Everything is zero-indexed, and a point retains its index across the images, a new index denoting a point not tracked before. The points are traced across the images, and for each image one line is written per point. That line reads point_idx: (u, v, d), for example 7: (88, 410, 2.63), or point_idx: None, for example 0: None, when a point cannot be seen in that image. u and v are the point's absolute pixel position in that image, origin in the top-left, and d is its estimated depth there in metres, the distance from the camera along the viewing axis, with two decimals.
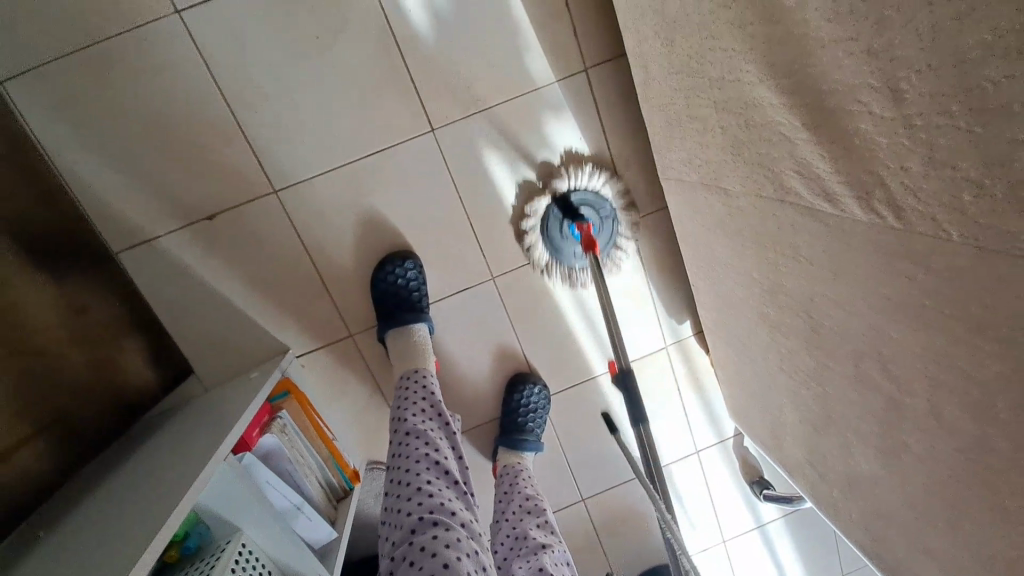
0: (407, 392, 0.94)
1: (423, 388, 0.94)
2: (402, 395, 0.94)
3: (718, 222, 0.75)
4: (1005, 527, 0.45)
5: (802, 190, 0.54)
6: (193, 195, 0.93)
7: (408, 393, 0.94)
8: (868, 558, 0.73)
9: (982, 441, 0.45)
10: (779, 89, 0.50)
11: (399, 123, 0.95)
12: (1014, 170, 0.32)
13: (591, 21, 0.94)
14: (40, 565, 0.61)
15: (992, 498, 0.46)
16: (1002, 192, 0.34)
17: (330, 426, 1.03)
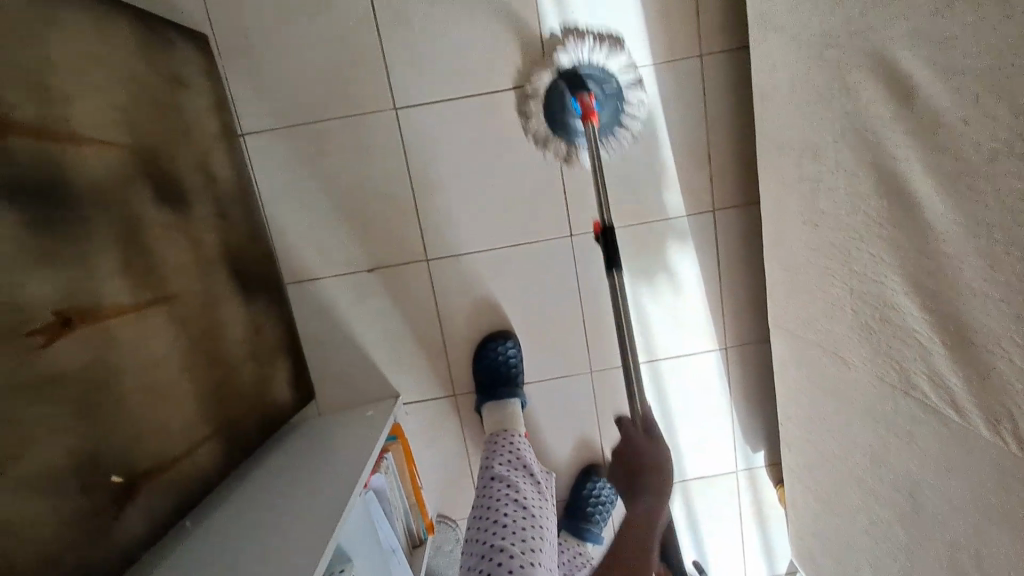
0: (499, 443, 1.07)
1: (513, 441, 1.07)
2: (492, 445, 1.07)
3: (829, 382, 0.83)
4: None
5: (925, 386, 0.64)
6: (360, 251, 1.09)
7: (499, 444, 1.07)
8: None
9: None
10: (922, 307, 0.61)
11: (545, 225, 1.09)
12: None
13: (730, 172, 1.07)
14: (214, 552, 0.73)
15: None
16: None
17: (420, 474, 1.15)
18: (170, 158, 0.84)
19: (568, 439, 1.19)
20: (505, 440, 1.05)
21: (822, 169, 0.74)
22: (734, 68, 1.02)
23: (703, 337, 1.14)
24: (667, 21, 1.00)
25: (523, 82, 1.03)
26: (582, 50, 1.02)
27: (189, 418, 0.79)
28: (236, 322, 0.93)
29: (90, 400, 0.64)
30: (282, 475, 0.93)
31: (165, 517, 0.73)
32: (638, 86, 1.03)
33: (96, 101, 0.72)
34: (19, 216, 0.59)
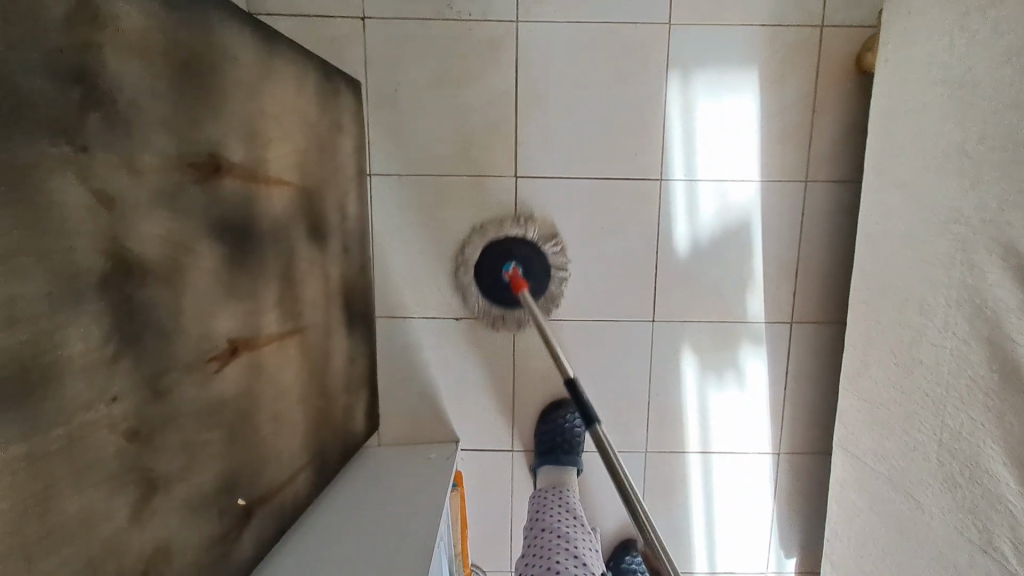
0: (547, 500, 1.06)
1: (562, 500, 1.05)
2: (541, 501, 1.05)
3: (894, 519, 0.88)
4: None
5: (1012, 556, 0.67)
6: (453, 299, 1.15)
7: (547, 501, 1.05)
8: None
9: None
10: (1020, 481, 0.65)
11: (631, 307, 1.15)
12: None
13: (812, 290, 1.13)
14: None
15: None
16: None
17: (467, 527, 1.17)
18: (319, 198, 0.91)
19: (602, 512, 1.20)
20: (555, 497, 1.05)
21: (925, 325, 0.81)
22: (834, 199, 1.10)
23: (759, 440, 1.19)
24: (780, 147, 1.08)
25: (639, 174, 1.10)
26: (697, 157, 1.09)
27: (297, 443, 0.83)
28: (339, 351, 0.98)
29: (237, 427, 0.68)
30: (353, 505, 0.97)
31: (269, 542, 0.76)
32: (741, 198, 1.10)
33: (281, 146, 0.78)
34: (220, 252, 0.65)
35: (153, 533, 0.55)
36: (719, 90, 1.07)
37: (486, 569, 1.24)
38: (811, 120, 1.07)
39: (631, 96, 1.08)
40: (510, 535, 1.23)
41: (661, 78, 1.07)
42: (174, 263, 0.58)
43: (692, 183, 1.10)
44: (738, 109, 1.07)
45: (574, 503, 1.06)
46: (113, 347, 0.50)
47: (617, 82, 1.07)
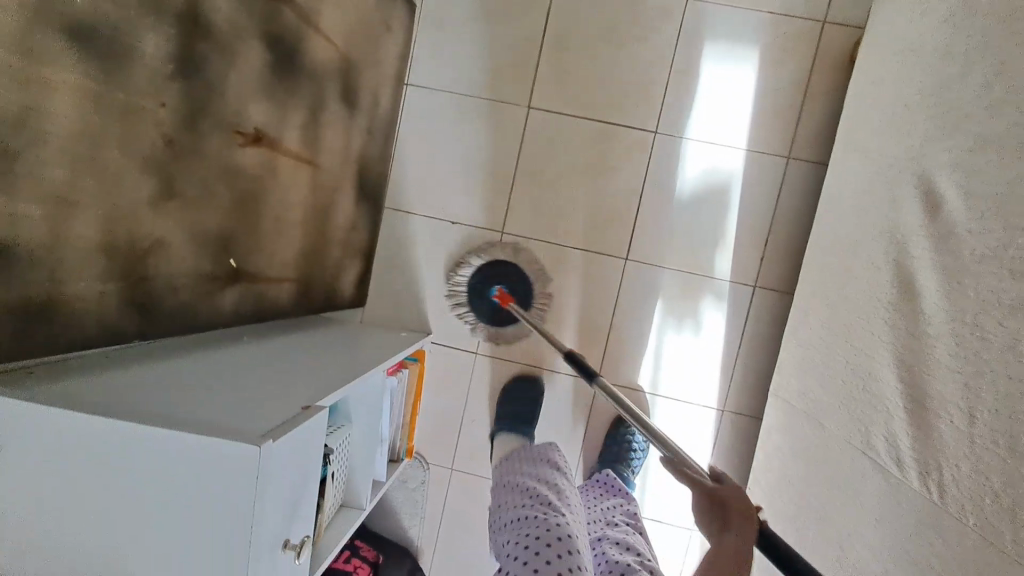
0: (532, 457, 1.00)
1: (544, 454, 0.99)
2: (528, 458, 1.00)
3: (806, 449, 0.93)
4: None
5: (882, 450, 0.72)
6: (454, 205, 1.29)
7: (532, 458, 1.00)
8: None
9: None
10: (899, 377, 0.71)
11: (610, 244, 1.26)
12: None
13: (778, 260, 1.22)
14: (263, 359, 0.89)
15: None
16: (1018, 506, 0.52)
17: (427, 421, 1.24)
18: (358, 71, 1.08)
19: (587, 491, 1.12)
20: (534, 451, 1.00)
21: (854, 262, 0.89)
22: (811, 179, 1.19)
23: (707, 394, 1.25)
24: (771, 122, 1.19)
25: (638, 124, 1.23)
26: (693, 118, 1.21)
27: (287, 254, 0.97)
28: (345, 210, 1.14)
29: (244, 200, 0.83)
30: (325, 340, 1.10)
31: (246, 318, 0.90)
32: (728, 162, 1.21)
33: (334, 10, 0.96)
34: (265, 56, 0.81)
35: (160, 228, 0.69)
36: (724, 62, 1.19)
37: (428, 462, 1.32)
38: (802, 102, 1.18)
39: (643, 55, 1.21)
40: (458, 434, 1.32)
41: (674, 43, 1.20)
42: (229, 40, 0.74)
43: (684, 141, 1.22)
44: (737, 82, 1.19)
45: (553, 458, 0.99)
46: (172, 67, 0.66)
47: (635, 41, 1.21)
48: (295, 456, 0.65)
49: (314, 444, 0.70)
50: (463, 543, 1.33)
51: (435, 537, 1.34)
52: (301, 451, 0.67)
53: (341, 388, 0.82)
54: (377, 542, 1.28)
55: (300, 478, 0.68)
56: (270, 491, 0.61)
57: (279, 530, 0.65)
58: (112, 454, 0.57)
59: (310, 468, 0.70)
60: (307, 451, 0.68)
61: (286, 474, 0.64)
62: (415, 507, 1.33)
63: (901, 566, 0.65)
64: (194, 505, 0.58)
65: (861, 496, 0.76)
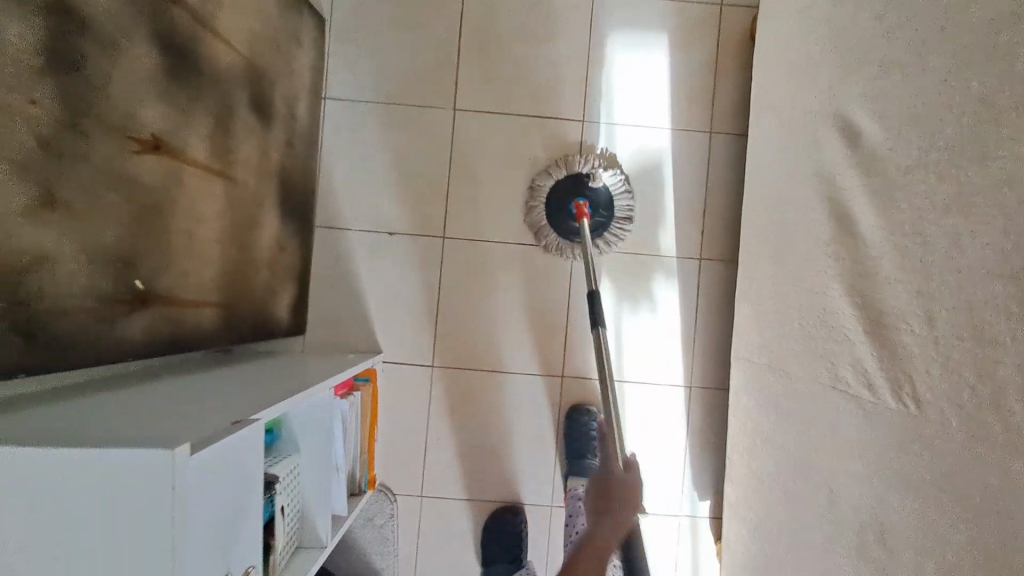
0: None
1: None
2: None
3: (774, 400, 0.92)
4: None
5: (850, 378, 0.72)
6: (389, 214, 1.24)
7: None
8: None
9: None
10: (853, 304, 0.72)
11: (555, 235, 1.25)
12: (994, 378, 0.51)
13: (718, 230, 1.24)
14: (188, 389, 0.78)
15: None
16: (987, 393, 0.52)
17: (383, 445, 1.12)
18: (267, 83, 1.02)
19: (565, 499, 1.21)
20: None
21: (789, 209, 0.91)
22: (734, 149, 1.24)
23: (671, 373, 1.25)
24: (689, 99, 1.24)
25: (566, 114, 1.24)
26: (616, 103, 1.24)
27: (206, 275, 0.88)
28: (270, 228, 1.05)
29: (147, 214, 0.74)
30: (261, 369, 0.99)
31: (162, 347, 0.79)
32: (656, 141, 1.24)
33: (232, 15, 0.91)
34: (156, 57, 0.75)
35: (39, 241, 0.60)
36: (639, 48, 1.23)
37: (395, 492, 1.22)
38: (714, 79, 1.24)
39: (561, 48, 1.23)
40: (424, 455, 1.23)
41: (587, 35, 1.23)
42: (110, 37, 0.67)
43: (611, 126, 1.24)
44: (652, 66, 1.24)
45: None
46: (42, 63, 0.59)
47: (551, 35, 1.23)
48: (223, 469, 0.56)
49: (249, 458, 0.61)
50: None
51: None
52: (231, 465, 0.57)
53: (286, 400, 0.73)
54: None
55: (233, 497, 0.58)
56: (193, 509, 0.51)
57: (209, 558, 0.55)
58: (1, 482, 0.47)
59: (247, 488, 0.61)
60: (240, 467, 0.59)
61: (212, 489, 0.54)
62: (386, 545, 1.21)
63: (889, 489, 0.63)
64: (103, 535, 0.48)
65: (831, 432, 0.75)
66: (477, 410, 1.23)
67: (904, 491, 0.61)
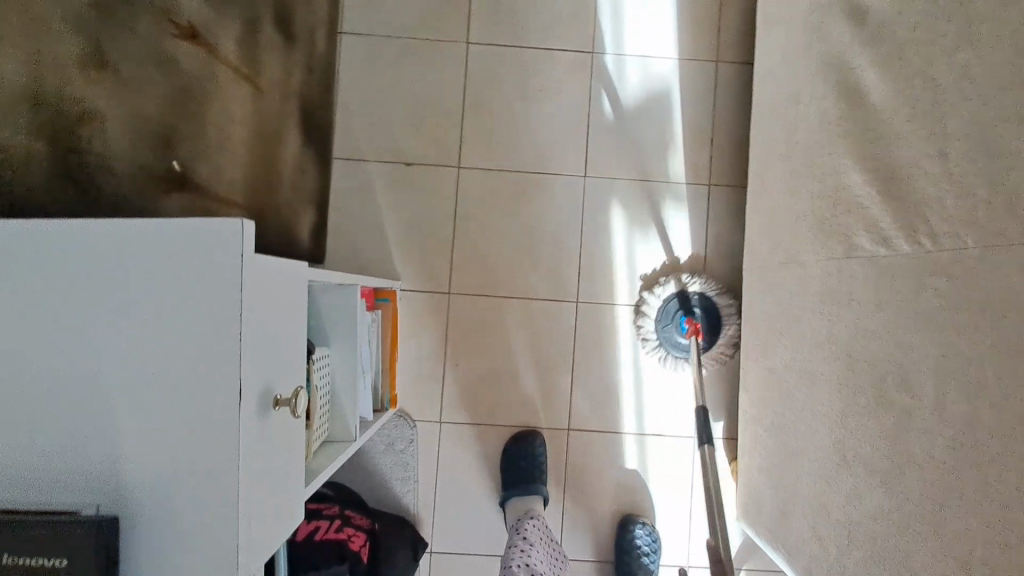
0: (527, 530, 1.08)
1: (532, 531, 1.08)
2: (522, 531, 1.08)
3: (788, 293, 0.94)
4: (983, 491, 0.54)
5: (865, 241, 0.74)
6: (406, 146, 1.26)
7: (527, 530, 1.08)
8: None
9: (981, 444, 0.55)
10: (866, 171, 0.74)
11: (567, 164, 1.28)
12: (1009, 185, 0.54)
13: (726, 157, 1.28)
14: None
15: (975, 470, 0.56)
16: (1002, 200, 0.55)
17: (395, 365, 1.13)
18: None
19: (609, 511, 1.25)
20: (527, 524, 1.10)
21: (798, 108, 0.94)
22: (740, 79, 1.28)
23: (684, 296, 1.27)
24: (696, 31, 1.28)
25: (577, 47, 1.27)
26: (625, 35, 1.27)
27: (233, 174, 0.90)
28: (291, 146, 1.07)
29: None
30: None
31: None
32: (664, 72, 1.28)
33: None
34: None
35: None
36: None
37: (414, 418, 1.24)
38: (719, 12, 1.28)
39: None
40: (442, 382, 1.25)
41: None
42: None
43: (620, 57, 1.27)
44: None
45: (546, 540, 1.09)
46: None
47: None
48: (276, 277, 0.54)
49: (295, 285, 0.59)
50: (464, 500, 1.24)
51: (431, 500, 1.23)
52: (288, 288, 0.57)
53: (316, 271, 0.73)
54: (371, 511, 1.15)
55: (289, 316, 0.57)
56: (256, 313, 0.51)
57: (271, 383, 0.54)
58: (68, 278, 0.48)
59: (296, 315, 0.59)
60: (288, 288, 0.58)
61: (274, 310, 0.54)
62: (405, 470, 1.22)
63: (906, 328, 0.66)
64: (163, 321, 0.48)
65: (847, 298, 0.77)
66: (494, 336, 1.26)
67: (920, 325, 0.63)
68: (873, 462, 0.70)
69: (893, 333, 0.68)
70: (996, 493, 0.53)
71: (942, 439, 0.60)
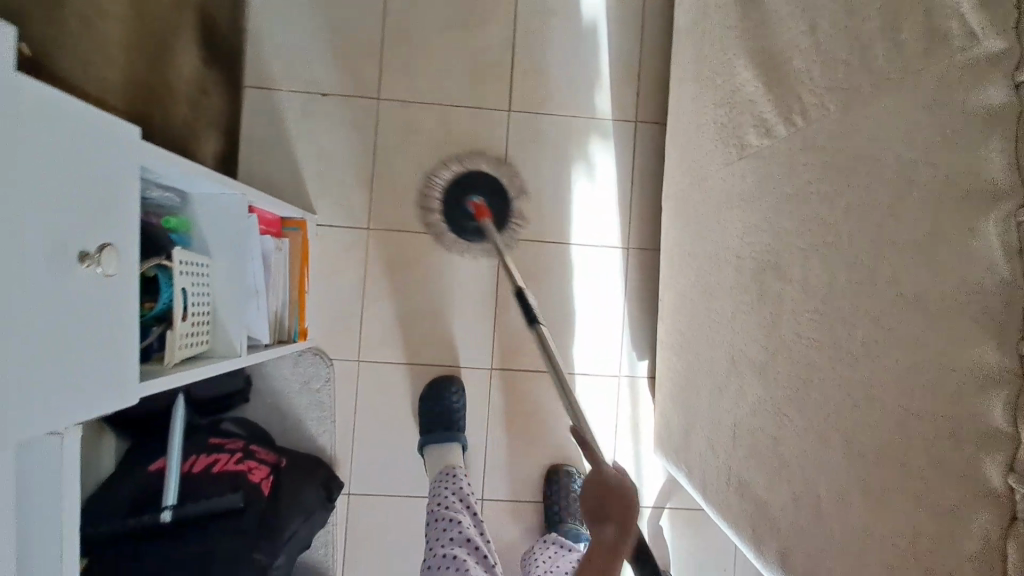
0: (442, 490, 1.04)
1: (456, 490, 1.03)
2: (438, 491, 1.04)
3: (693, 210, 0.92)
4: (836, 356, 0.53)
5: (752, 137, 0.72)
6: (321, 76, 1.21)
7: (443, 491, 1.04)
8: (726, 525, 0.73)
9: (835, 308, 0.54)
10: (754, 65, 0.73)
11: (490, 98, 1.24)
12: (863, 40, 0.53)
13: (652, 94, 1.26)
14: None
15: (830, 335, 0.54)
16: (858, 57, 0.54)
17: (303, 296, 1.09)
18: None
19: (537, 452, 1.23)
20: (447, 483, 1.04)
21: (705, 22, 0.92)
22: (666, 16, 1.26)
23: (609, 234, 1.25)
24: None
25: None
26: None
27: None
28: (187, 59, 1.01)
29: None
30: None
31: None
32: (591, 6, 1.25)
33: None
34: None
35: None
36: None
37: (330, 356, 1.20)
38: None
39: None
40: (359, 320, 1.21)
41: None
42: None
43: None
44: None
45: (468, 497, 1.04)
46: None
47: None
48: (80, 122, 0.48)
49: (120, 144, 0.53)
50: (382, 440, 1.21)
51: (348, 441, 1.20)
52: (104, 150, 0.51)
53: (189, 162, 0.68)
54: (280, 448, 1.11)
55: (104, 183, 0.51)
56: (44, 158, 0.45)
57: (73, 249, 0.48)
58: None
59: (120, 177, 0.54)
60: (108, 144, 0.52)
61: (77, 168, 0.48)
62: (321, 409, 1.19)
63: (780, 211, 0.64)
64: None
65: (736, 198, 0.75)
66: (413, 274, 1.22)
67: (792, 205, 0.62)
68: (751, 356, 0.68)
69: (771, 221, 0.66)
70: (846, 355, 0.52)
71: (805, 314, 0.58)
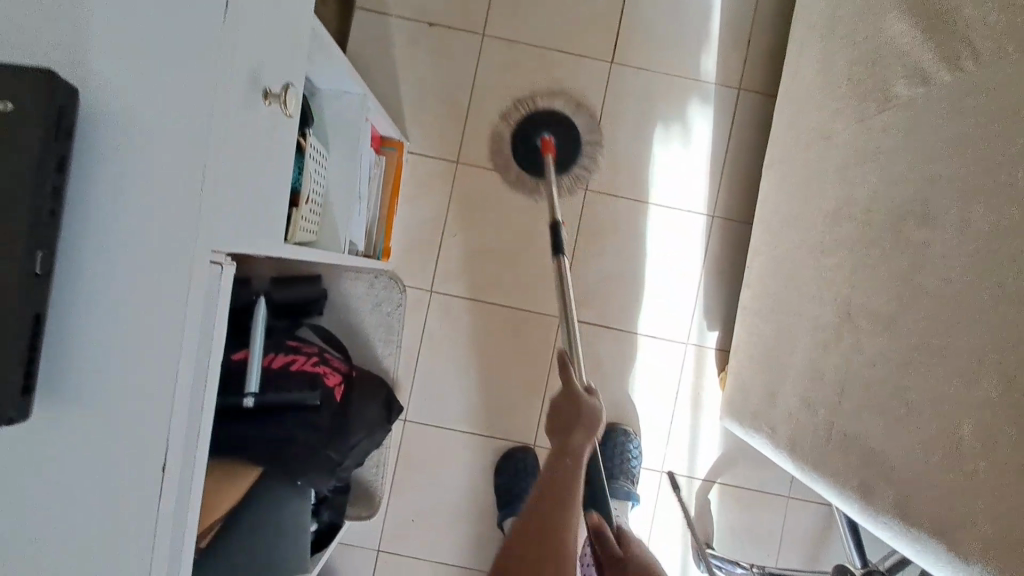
0: None
1: None
2: None
3: (805, 171, 0.90)
4: (992, 295, 0.51)
5: (898, 86, 0.70)
6: (429, 5, 1.21)
7: None
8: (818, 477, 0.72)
9: (999, 247, 0.51)
10: (909, 12, 0.70)
11: (593, 47, 1.23)
12: None
13: (758, 61, 1.22)
14: None
15: (985, 275, 0.52)
16: None
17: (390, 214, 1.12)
18: None
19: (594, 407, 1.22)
20: None
21: None
22: None
23: (695, 199, 1.23)
24: None
25: None
26: None
27: None
28: None
29: None
30: None
31: None
32: None
33: None
34: None
35: None
36: None
37: (404, 283, 1.21)
38: None
39: None
40: (436, 250, 1.22)
41: None
42: None
43: None
44: None
45: None
46: None
47: None
48: None
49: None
50: (444, 371, 1.22)
51: (411, 367, 1.22)
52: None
53: (344, 57, 0.73)
54: (349, 361, 1.13)
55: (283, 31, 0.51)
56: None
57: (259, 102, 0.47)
58: None
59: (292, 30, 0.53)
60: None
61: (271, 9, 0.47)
62: (390, 332, 1.21)
63: (930, 157, 0.62)
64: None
65: (868, 151, 0.73)
66: (494, 213, 1.22)
67: (947, 149, 0.60)
68: (872, 306, 0.66)
69: (919, 167, 0.63)
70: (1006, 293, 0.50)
71: (956, 256, 0.56)
